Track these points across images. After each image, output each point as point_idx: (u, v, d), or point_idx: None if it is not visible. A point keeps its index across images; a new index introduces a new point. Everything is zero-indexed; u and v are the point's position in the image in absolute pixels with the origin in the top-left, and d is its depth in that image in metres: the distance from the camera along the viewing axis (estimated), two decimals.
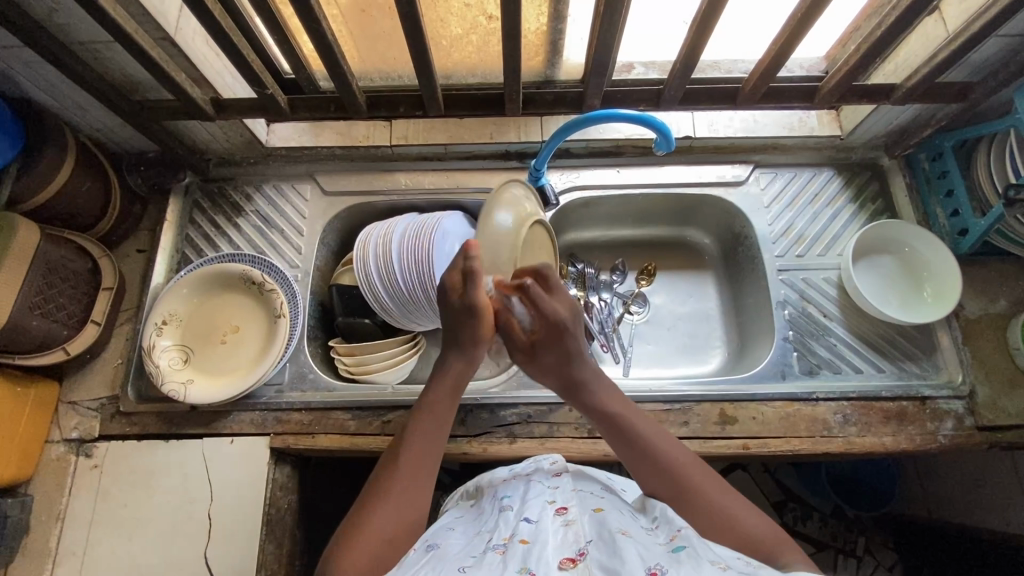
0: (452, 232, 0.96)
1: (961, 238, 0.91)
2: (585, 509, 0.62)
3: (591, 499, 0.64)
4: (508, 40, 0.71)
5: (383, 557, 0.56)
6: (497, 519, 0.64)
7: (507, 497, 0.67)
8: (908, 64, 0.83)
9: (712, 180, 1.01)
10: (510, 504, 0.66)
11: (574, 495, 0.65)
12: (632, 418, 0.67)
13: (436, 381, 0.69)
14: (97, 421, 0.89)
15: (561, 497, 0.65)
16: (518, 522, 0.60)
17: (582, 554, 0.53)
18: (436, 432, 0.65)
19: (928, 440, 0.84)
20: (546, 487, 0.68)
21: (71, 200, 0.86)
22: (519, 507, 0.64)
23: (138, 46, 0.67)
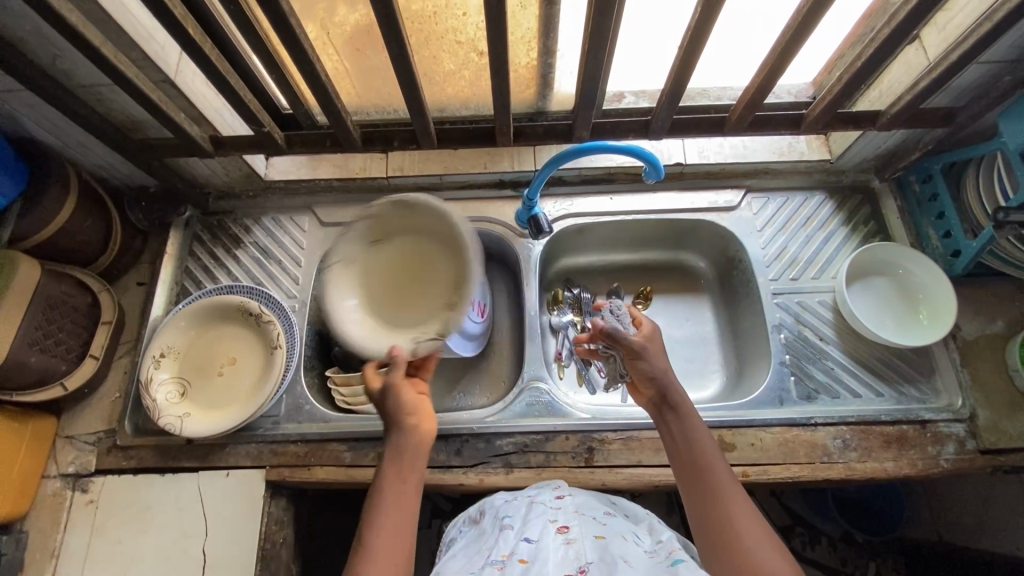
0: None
1: (954, 260, 0.91)
2: (586, 531, 0.61)
3: (594, 522, 0.64)
4: (497, 77, 0.73)
5: None
6: (498, 539, 0.63)
7: (508, 518, 0.67)
8: (892, 90, 0.84)
9: (704, 206, 1.02)
10: (511, 524, 0.65)
11: (576, 515, 0.65)
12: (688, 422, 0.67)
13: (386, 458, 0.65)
14: (93, 455, 0.89)
15: (562, 516, 0.65)
16: (518, 542, 0.60)
17: (583, 572, 0.54)
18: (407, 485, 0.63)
19: (931, 465, 0.83)
20: (548, 507, 0.68)
21: (72, 236, 0.88)
22: (520, 527, 0.63)
23: (138, 90, 0.69)
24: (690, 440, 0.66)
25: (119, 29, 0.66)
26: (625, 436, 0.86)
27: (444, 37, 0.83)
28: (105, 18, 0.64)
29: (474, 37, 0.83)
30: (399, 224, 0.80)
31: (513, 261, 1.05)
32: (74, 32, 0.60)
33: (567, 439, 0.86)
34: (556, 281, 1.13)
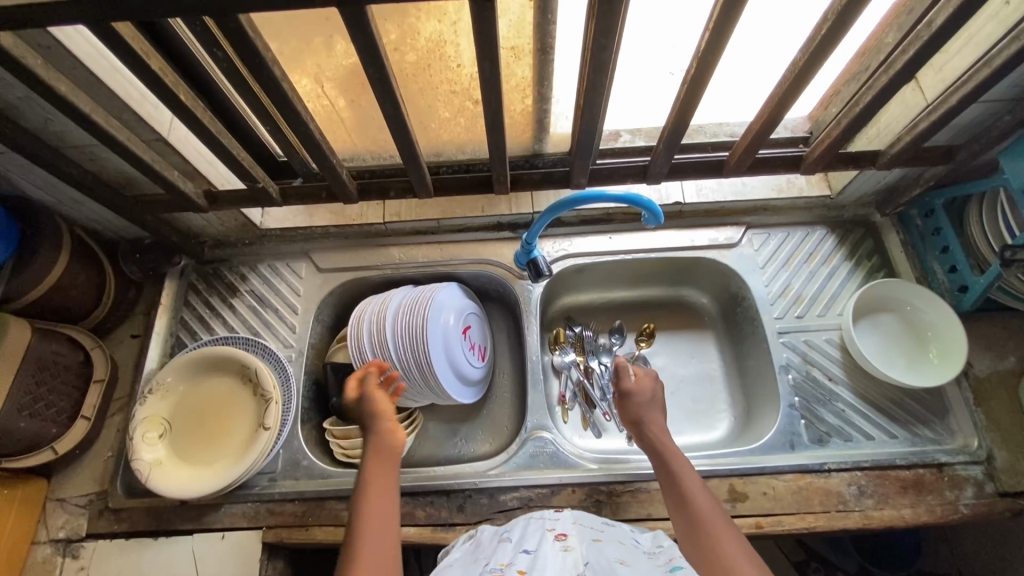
0: (450, 307, 0.96)
1: (962, 296, 0.89)
2: (583, 538, 0.65)
3: (590, 529, 0.68)
4: (493, 131, 0.72)
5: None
6: (496, 550, 0.66)
7: (507, 533, 0.70)
8: (890, 129, 0.84)
9: (705, 244, 1.01)
10: (509, 538, 0.68)
11: (574, 525, 0.69)
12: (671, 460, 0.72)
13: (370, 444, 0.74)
14: (85, 519, 0.87)
15: (561, 526, 0.69)
16: (518, 553, 0.62)
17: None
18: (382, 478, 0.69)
19: (950, 511, 0.81)
20: (545, 521, 0.71)
21: (64, 293, 0.87)
22: (518, 540, 0.66)
23: (131, 152, 0.68)
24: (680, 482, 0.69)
25: (111, 94, 0.65)
26: (633, 488, 0.83)
27: (440, 88, 0.84)
28: (97, 84, 0.64)
29: (468, 86, 0.84)
30: (211, 366, 0.91)
31: (513, 303, 1.04)
32: (64, 102, 0.59)
33: (573, 492, 0.84)
34: (557, 319, 1.11)
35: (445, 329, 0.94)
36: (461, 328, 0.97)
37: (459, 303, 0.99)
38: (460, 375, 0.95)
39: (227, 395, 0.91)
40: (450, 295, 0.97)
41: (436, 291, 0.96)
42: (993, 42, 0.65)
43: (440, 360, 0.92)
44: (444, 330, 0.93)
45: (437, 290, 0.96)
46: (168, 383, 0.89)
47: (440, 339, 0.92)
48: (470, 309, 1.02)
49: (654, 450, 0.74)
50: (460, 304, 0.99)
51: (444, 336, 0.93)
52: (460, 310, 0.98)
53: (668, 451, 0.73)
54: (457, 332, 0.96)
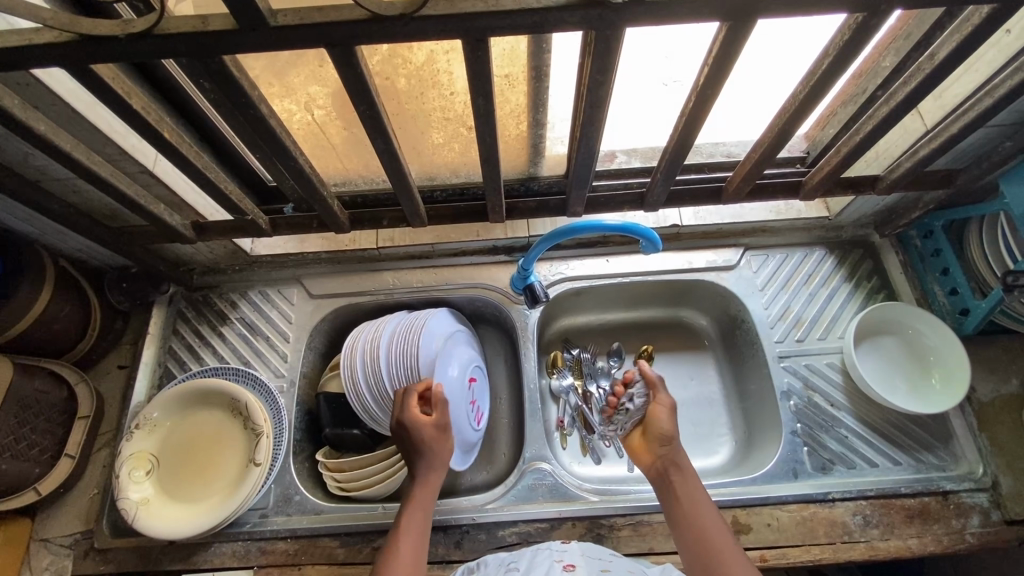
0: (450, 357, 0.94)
1: (964, 319, 0.88)
2: (591, 569, 0.65)
3: (598, 560, 0.67)
4: (487, 164, 0.71)
5: None
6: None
7: (515, 560, 0.68)
8: (889, 152, 0.83)
9: (703, 266, 1.00)
10: (516, 565, 0.67)
11: (583, 556, 0.68)
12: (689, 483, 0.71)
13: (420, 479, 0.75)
14: (69, 560, 0.84)
15: (569, 557, 0.68)
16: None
17: None
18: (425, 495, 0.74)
19: (956, 540, 0.79)
20: (554, 550, 0.70)
21: (47, 327, 0.84)
22: (526, 566, 0.66)
23: (113, 187, 0.66)
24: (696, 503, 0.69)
25: (93, 129, 0.63)
26: (634, 521, 0.81)
27: (433, 115, 0.83)
28: (77, 119, 0.62)
29: (462, 112, 0.82)
30: (198, 399, 0.89)
31: (509, 327, 1.02)
32: (42, 141, 0.57)
33: (573, 526, 0.82)
34: (554, 342, 1.10)
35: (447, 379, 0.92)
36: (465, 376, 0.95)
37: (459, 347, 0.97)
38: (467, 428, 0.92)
39: (216, 429, 0.88)
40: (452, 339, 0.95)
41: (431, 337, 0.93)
42: (994, 70, 0.65)
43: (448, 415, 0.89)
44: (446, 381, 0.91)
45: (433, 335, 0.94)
46: (155, 418, 0.87)
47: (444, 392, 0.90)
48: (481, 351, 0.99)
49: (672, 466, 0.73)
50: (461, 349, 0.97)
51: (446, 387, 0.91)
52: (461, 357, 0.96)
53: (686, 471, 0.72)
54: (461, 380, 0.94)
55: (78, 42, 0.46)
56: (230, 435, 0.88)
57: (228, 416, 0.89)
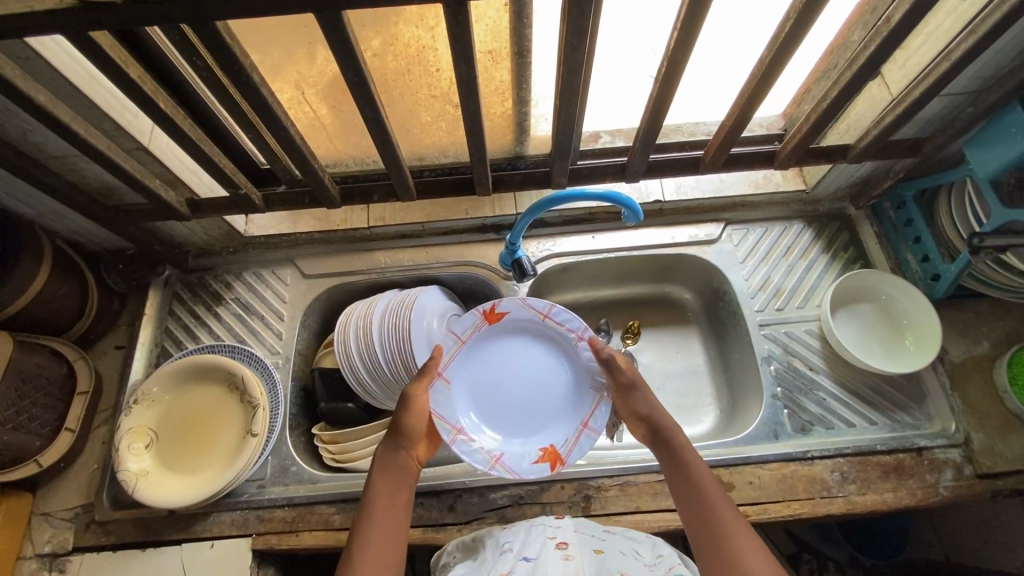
0: (467, 356, 0.86)
1: (935, 284, 0.92)
2: (584, 548, 0.66)
3: (591, 539, 0.69)
4: (473, 134, 0.73)
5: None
6: (498, 560, 0.66)
7: (507, 542, 0.69)
8: (859, 123, 0.87)
9: (686, 240, 1.03)
10: (509, 547, 0.68)
11: (575, 533, 0.71)
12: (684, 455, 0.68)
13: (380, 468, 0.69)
14: (71, 532, 0.86)
15: (561, 537, 0.70)
16: (518, 559, 0.64)
17: None
18: (393, 489, 0.67)
19: (930, 493, 0.83)
20: (545, 531, 0.71)
21: (46, 306, 0.86)
22: (518, 547, 0.67)
23: (111, 160, 0.69)
24: (695, 480, 0.65)
25: (90, 103, 0.66)
26: (621, 482, 0.84)
27: (419, 92, 0.85)
28: (75, 93, 0.64)
29: (448, 90, 0.85)
30: (195, 375, 0.91)
31: None
32: (43, 111, 0.59)
33: (563, 488, 0.84)
34: None
35: (471, 382, 0.85)
36: (496, 368, 0.87)
37: (485, 334, 0.87)
38: (518, 433, 0.85)
39: (212, 404, 0.90)
40: (470, 329, 0.86)
41: (517, 305, 0.86)
42: (952, 36, 0.68)
43: (475, 434, 0.82)
44: (468, 385, 0.85)
45: (519, 302, 0.86)
46: (152, 393, 0.89)
47: (462, 408, 0.83)
48: (522, 322, 0.88)
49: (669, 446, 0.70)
50: (487, 336, 0.87)
51: (467, 394, 0.84)
52: (490, 345, 0.88)
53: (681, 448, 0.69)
54: (490, 376, 0.87)
55: (77, 8, 0.48)
56: (226, 410, 0.90)
57: (224, 391, 0.91)
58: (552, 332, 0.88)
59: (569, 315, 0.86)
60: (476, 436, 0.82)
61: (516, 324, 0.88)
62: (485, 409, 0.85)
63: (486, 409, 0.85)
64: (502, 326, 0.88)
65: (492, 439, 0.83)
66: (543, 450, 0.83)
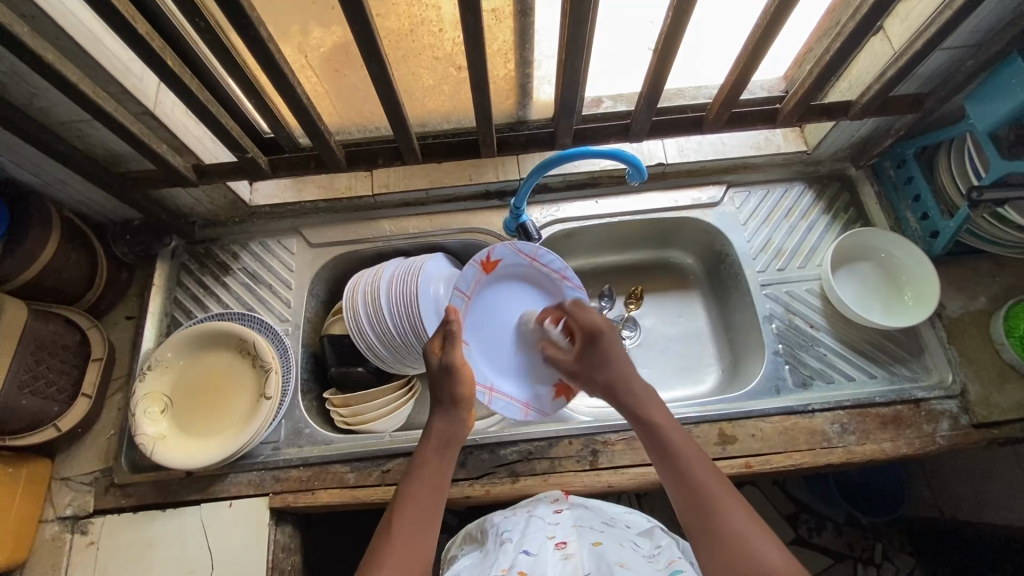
0: (474, 312, 0.86)
1: (934, 241, 0.93)
2: (583, 542, 0.64)
3: (589, 529, 0.67)
4: (478, 90, 0.74)
5: (410, 553, 0.59)
6: (499, 553, 0.64)
7: (506, 530, 0.68)
8: (861, 79, 0.87)
9: (688, 204, 1.04)
10: (509, 537, 0.66)
11: (574, 527, 0.67)
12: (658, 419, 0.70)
13: (426, 436, 0.71)
14: (91, 495, 0.88)
15: (561, 530, 0.67)
16: (519, 554, 0.63)
17: None
18: (441, 465, 0.68)
19: (927, 442, 0.85)
20: (547, 522, 0.69)
21: (56, 275, 0.87)
22: (519, 539, 0.65)
23: (118, 122, 0.69)
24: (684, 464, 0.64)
25: (96, 64, 0.66)
26: (628, 437, 0.87)
27: (423, 54, 0.85)
28: (81, 53, 0.64)
29: (452, 51, 0.84)
30: (206, 341, 0.92)
31: None
32: (51, 70, 0.59)
33: (570, 443, 0.87)
34: None
35: (484, 336, 0.87)
36: (497, 315, 0.88)
37: (484, 282, 0.87)
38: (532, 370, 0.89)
39: (224, 370, 0.92)
40: (471, 283, 0.85)
41: (508, 251, 0.86)
42: None
43: (501, 384, 0.85)
44: (483, 341, 0.86)
45: (510, 248, 0.86)
46: (165, 359, 0.90)
47: (483, 366, 0.85)
48: (515, 267, 0.89)
49: (649, 428, 0.69)
50: (486, 285, 0.87)
51: (481, 350, 0.86)
52: (493, 295, 0.88)
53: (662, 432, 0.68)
54: (496, 327, 0.88)
55: None
56: (239, 375, 0.92)
57: (236, 357, 0.92)
58: (539, 274, 0.91)
59: (554, 257, 0.89)
60: (504, 388, 0.85)
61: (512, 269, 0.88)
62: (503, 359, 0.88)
63: (504, 360, 0.88)
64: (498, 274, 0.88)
65: (516, 386, 0.87)
66: (558, 386, 0.88)
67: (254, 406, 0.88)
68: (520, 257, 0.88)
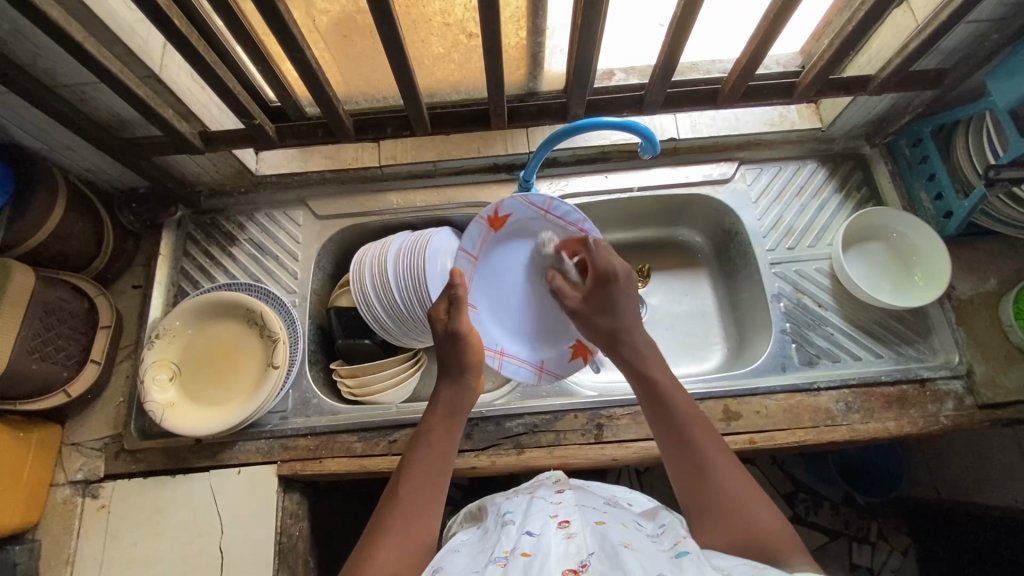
0: (484, 270, 0.89)
1: (947, 221, 0.92)
2: (587, 521, 0.55)
3: (594, 510, 0.58)
4: (490, 58, 0.72)
5: (418, 516, 0.60)
6: (500, 535, 0.56)
7: (509, 513, 0.60)
8: (881, 54, 0.85)
9: (699, 180, 1.02)
10: (511, 518, 0.59)
11: (577, 507, 0.59)
12: (657, 377, 0.70)
13: (434, 403, 0.71)
14: (101, 460, 0.89)
15: (564, 510, 0.58)
16: (520, 536, 0.54)
17: (585, 565, 0.48)
18: (448, 432, 0.67)
19: (931, 422, 0.85)
20: (548, 502, 0.61)
21: (62, 242, 0.86)
22: (521, 520, 0.57)
23: (124, 85, 0.68)
24: (679, 421, 0.65)
25: (102, 24, 0.65)
26: (633, 412, 0.87)
27: (433, 20, 0.82)
28: (86, 12, 0.63)
29: (462, 18, 0.82)
30: (212, 310, 0.92)
31: None
32: (56, 28, 0.58)
33: (575, 417, 0.87)
34: None
35: (496, 296, 0.90)
36: (508, 275, 0.90)
37: (494, 241, 0.88)
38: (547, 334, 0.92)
39: (233, 340, 0.92)
40: (479, 242, 0.87)
41: (518, 204, 0.85)
42: None
43: (513, 348, 0.90)
44: (494, 301, 0.90)
45: (519, 201, 0.85)
46: (173, 328, 0.90)
47: (496, 330, 0.89)
48: (526, 222, 0.88)
49: (648, 384, 0.69)
50: (494, 245, 0.88)
51: (493, 311, 0.89)
52: (502, 251, 0.89)
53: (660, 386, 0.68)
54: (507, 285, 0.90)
55: None
56: (247, 343, 0.92)
57: (244, 325, 0.92)
58: (555, 228, 0.88)
59: (568, 208, 0.86)
60: (516, 352, 0.90)
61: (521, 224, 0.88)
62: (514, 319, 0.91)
63: (517, 323, 0.91)
64: (509, 228, 0.88)
65: (530, 348, 0.91)
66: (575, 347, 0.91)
67: (262, 376, 0.88)
68: (532, 211, 0.87)
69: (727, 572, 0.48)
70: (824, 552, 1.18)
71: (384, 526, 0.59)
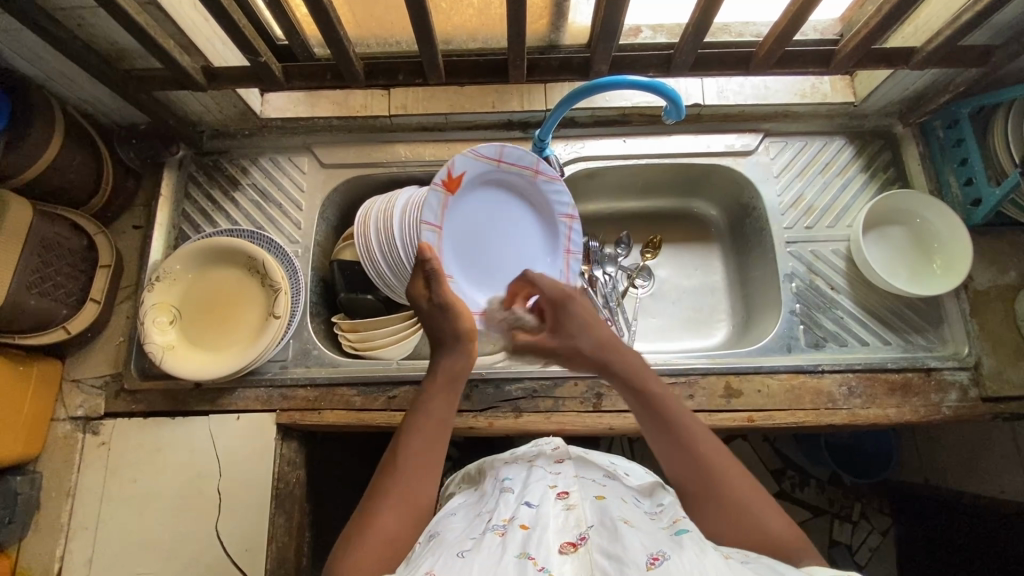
0: (450, 235, 0.83)
1: (974, 209, 0.89)
2: (587, 494, 0.55)
3: (594, 483, 0.58)
4: (513, 4, 0.67)
5: (416, 484, 0.59)
6: (498, 501, 0.57)
7: (508, 480, 0.60)
8: (929, 25, 0.80)
9: (721, 150, 0.98)
10: (510, 486, 0.59)
11: (576, 479, 0.59)
12: (654, 389, 0.65)
13: (432, 373, 0.68)
14: (102, 399, 0.89)
15: (563, 480, 0.58)
16: (519, 505, 0.54)
17: (584, 538, 0.48)
18: (450, 400, 0.65)
19: (932, 411, 0.85)
20: (547, 471, 0.61)
21: (60, 176, 0.84)
22: (520, 489, 0.57)
23: (123, 11, 0.64)
24: (682, 434, 0.61)
25: None
26: None
27: None
28: None
29: None
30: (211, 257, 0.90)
31: None
32: None
33: (575, 385, 0.87)
34: None
35: (468, 260, 0.84)
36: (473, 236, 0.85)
37: (454, 204, 0.82)
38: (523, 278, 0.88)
39: (229, 288, 0.91)
40: (438, 208, 0.80)
41: (472, 162, 0.80)
42: None
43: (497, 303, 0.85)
44: (467, 266, 0.84)
45: (471, 158, 0.80)
46: (168, 275, 0.88)
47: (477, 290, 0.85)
48: (484, 176, 0.83)
49: (644, 398, 0.65)
50: (455, 208, 0.82)
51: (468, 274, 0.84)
52: (462, 212, 0.83)
53: (645, 382, 0.65)
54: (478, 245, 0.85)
55: None
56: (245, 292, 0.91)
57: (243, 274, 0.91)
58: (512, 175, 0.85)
59: (519, 151, 0.82)
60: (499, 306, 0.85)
61: (473, 180, 0.82)
62: (492, 275, 0.86)
63: (493, 276, 0.86)
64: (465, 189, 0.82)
65: None
66: None
67: (262, 326, 0.87)
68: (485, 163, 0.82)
69: (727, 553, 0.49)
70: (806, 527, 1.21)
71: (383, 497, 0.58)
